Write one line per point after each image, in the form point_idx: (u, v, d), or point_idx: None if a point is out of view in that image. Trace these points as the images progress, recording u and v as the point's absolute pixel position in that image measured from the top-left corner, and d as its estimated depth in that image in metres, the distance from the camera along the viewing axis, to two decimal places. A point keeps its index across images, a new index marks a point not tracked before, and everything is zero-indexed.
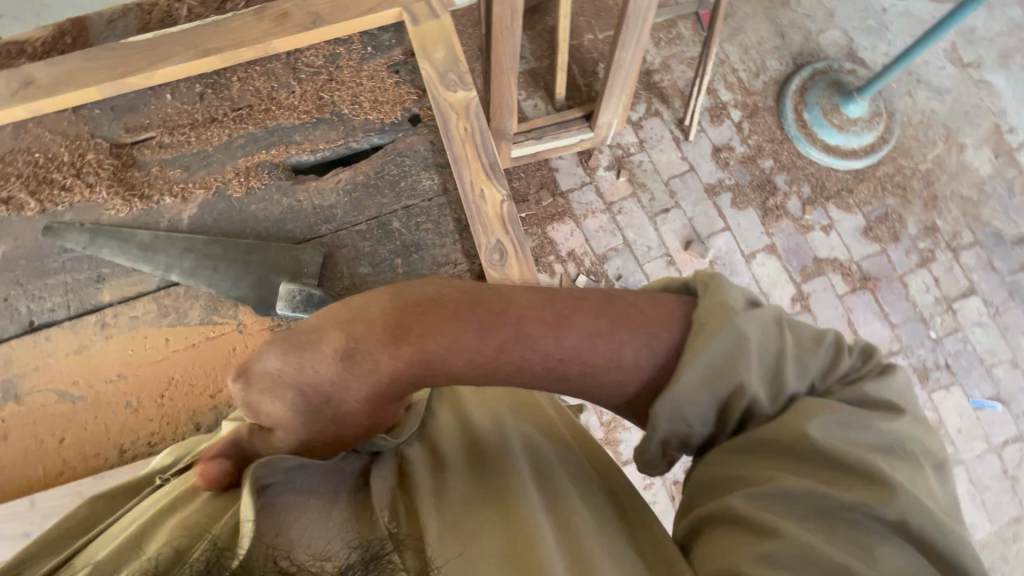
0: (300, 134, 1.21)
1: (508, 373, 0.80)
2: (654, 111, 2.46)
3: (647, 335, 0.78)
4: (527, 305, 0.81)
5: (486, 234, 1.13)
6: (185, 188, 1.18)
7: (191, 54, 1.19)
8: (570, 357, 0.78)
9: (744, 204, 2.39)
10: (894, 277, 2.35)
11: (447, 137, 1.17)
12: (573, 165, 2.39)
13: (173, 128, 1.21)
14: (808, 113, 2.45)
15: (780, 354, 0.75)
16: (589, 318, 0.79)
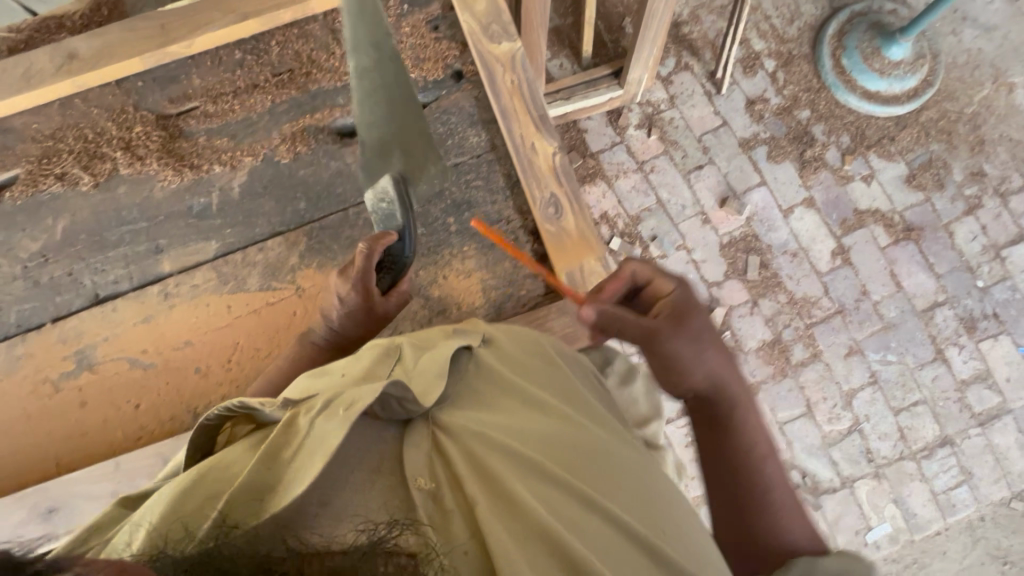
0: (344, 97, 1.20)
1: (722, 467, 0.98)
2: (683, 65, 2.39)
3: (798, 523, 0.94)
4: (773, 478, 0.97)
5: (540, 188, 1.10)
6: (233, 155, 1.18)
7: (229, 19, 1.18)
8: (758, 491, 0.96)
9: (780, 157, 2.32)
10: (939, 226, 2.28)
11: (494, 92, 1.14)
12: (602, 125, 2.34)
13: (216, 96, 1.20)
14: (847, 59, 2.35)
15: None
16: (785, 497, 0.96)
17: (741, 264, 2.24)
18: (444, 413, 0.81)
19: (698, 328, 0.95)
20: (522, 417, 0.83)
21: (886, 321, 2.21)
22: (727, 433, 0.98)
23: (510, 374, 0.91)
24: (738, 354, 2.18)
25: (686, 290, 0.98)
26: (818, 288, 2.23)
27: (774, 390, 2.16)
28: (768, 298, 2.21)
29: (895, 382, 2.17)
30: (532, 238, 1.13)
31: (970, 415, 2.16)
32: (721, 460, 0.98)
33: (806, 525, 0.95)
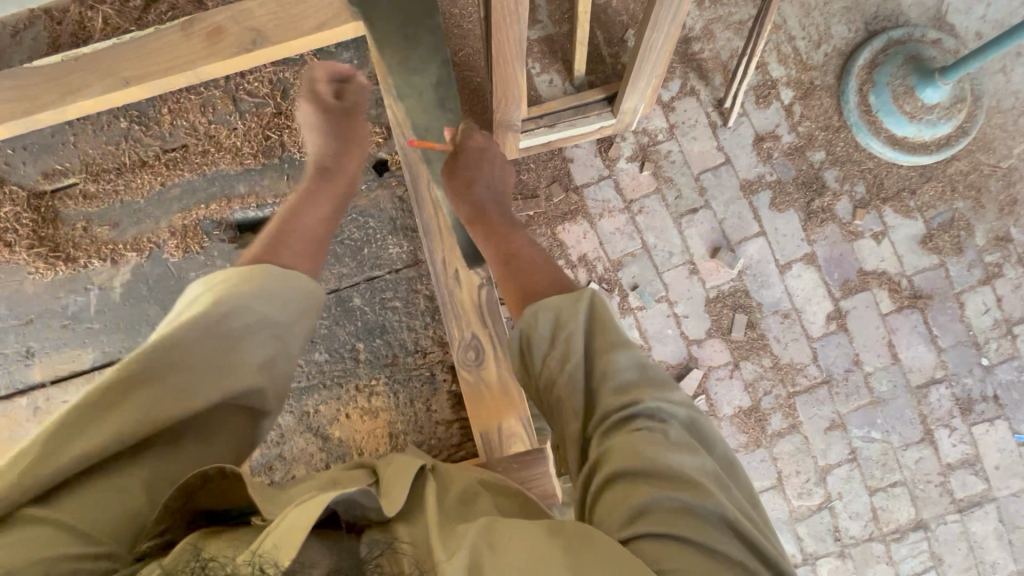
0: (243, 186, 1.55)
1: (507, 259, 1.22)
2: (689, 89, 2.12)
3: (559, 279, 1.11)
4: (537, 262, 1.19)
5: (464, 332, 1.41)
6: (106, 250, 1.53)
7: (110, 82, 1.37)
8: (526, 266, 1.19)
9: (784, 205, 2.09)
10: (950, 295, 2.08)
11: (432, 255, 1.44)
12: (591, 154, 2.11)
13: (94, 175, 1.54)
14: (874, 95, 2.08)
15: (574, 317, 0.94)
16: (550, 266, 1.16)
17: (726, 322, 2.06)
18: (405, 527, 0.82)
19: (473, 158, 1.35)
20: (473, 516, 0.88)
21: (875, 395, 2.05)
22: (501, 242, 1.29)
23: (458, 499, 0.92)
24: (711, 419, 2.04)
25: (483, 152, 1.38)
26: (806, 354, 2.06)
27: (744, 459, 2.04)
28: (750, 361, 2.05)
29: (875, 460, 2.04)
30: (448, 374, 1.47)
31: (950, 500, 2.03)
32: (499, 252, 1.24)
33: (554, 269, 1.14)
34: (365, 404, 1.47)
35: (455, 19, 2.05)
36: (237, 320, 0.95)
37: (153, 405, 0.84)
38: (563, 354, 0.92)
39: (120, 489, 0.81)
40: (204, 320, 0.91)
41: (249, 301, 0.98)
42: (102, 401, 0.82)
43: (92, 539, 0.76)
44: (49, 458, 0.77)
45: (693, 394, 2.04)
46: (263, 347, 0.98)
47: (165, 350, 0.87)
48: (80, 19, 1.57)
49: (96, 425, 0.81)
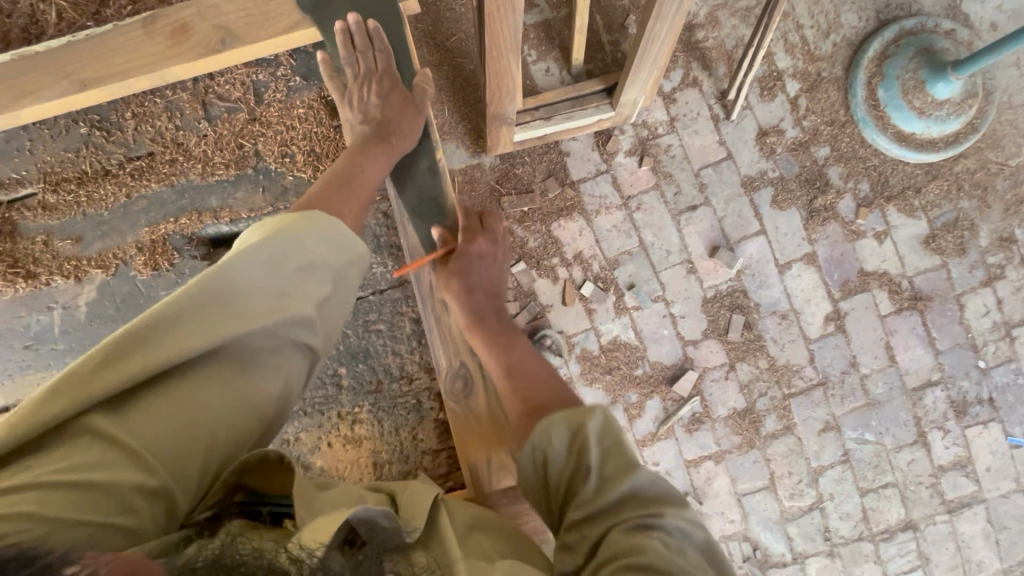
0: (214, 199, 1.61)
1: (511, 363, 1.30)
2: (691, 79, 2.03)
3: (560, 386, 1.21)
4: (537, 369, 1.28)
5: (453, 358, 1.45)
6: (75, 267, 1.59)
7: (66, 84, 1.39)
8: (529, 371, 1.27)
9: (786, 203, 2.03)
10: (950, 297, 2.04)
11: (419, 288, 1.51)
12: (588, 148, 2.03)
13: (56, 184, 1.60)
14: (883, 89, 2.00)
15: (587, 421, 1.04)
16: (550, 374, 1.25)
17: (723, 322, 2.02)
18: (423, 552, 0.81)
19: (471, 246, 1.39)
20: (480, 551, 0.87)
21: (870, 398, 2.03)
22: (500, 337, 1.35)
23: (475, 535, 0.92)
24: (705, 421, 2.02)
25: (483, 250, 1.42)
26: (803, 356, 2.03)
27: (737, 461, 2.02)
28: (746, 362, 2.02)
29: (868, 462, 2.03)
30: (435, 402, 1.53)
31: (940, 502, 2.04)
32: (505, 362, 1.30)
33: (553, 376, 1.24)
34: (347, 432, 1.52)
35: (447, 2, 1.95)
36: (282, 265, 0.97)
37: (201, 333, 0.85)
38: (578, 465, 1.01)
39: (178, 426, 0.82)
40: (251, 261, 0.93)
41: (292, 247, 0.99)
42: (157, 325, 0.82)
43: (151, 472, 0.77)
44: (102, 380, 0.77)
45: (688, 396, 2.01)
46: (307, 293, 0.98)
47: (210, 289, 0.88)
48: (31, 12, 1.46)
49: (145, 356, 0.80)
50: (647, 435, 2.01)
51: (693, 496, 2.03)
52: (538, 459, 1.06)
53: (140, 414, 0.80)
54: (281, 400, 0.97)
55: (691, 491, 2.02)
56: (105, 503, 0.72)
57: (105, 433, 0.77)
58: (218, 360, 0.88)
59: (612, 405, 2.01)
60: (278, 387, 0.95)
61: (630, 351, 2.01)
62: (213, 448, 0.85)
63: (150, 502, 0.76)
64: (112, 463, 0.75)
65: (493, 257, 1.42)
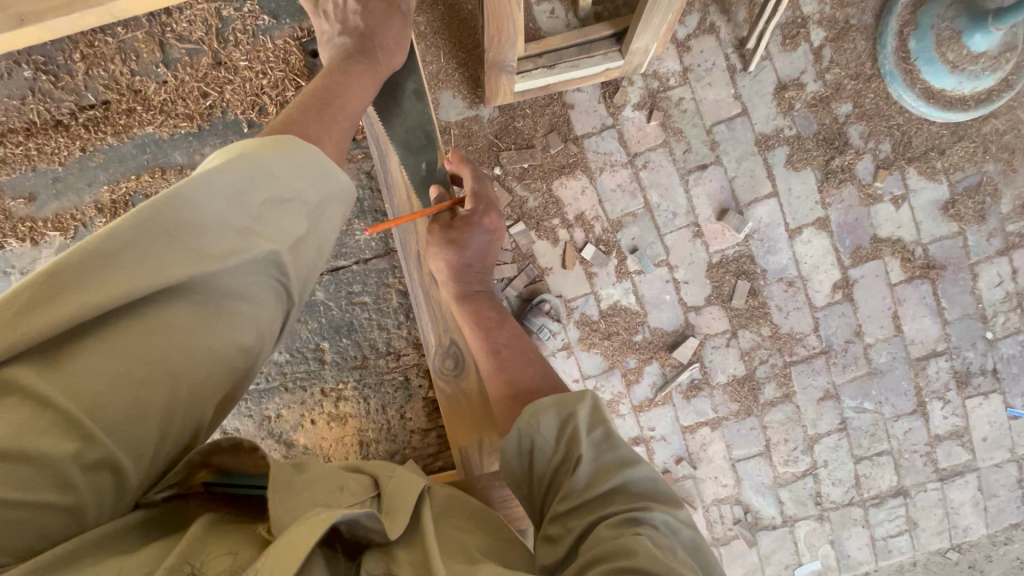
0: (182, 155, 1.51)
1: (496, 347, 1.27)
2: (708, 25, 1.87)
3: (545, 372, 1.21)
4: (519, 350, 1.27)
5: (445, 334, 1.40)
6: (31, 232, 1.51)
7: (2, 19, 1.28)
8: (511, 355, 1.25)
9: (802, 164, 1.92)
10: (964, 266, 1.97)
11: (405, 256, 1.42)
12: (594, 100, 1.90)
13: (3, 138, 1.48)
14: (915, 40, 1.85)
15: (574, 406, 1.05)
16: (533, 360, 1.23)
17: (727, 289, 1.96)
18: (403, 550, 0.83)
19: (466, 226, 1.29)
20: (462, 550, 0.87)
21: (872, 366, 2.00)
22: (492, 320, 1.30)
23: (454, 533, 0.90)
24: (703, 388, 1.99)
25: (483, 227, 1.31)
26: (807, 324, 1.98)
27: (734, 427, 2.01)
28: (749, 330, 1.97)
29: (864, 431, 2.02)
30: (422, 378, 1.50)
31: (933, 469, 2.05)
32: (489, 345, 1.28)
33: (538, 365, 1.23)
34: (331, 409, 1.49)
35: None
36: (249, 198, 0.81)
37: (155, 270, 0.72)
38: (566, 456, 1.01)
39: (124, 384, 0.71)
40: (208, 188, 0.77)
41: (260, 175, 0.82)
42: (89, 262, 0.68)
43: (89, 442, 0.68)
44: (30, 321, 0.65)
45: (688, 362, 1.97)
46: (277, 233, 0.83)
47: (157, 219, 0.73)
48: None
49: (80, 297, 0.67)
50: (644, 401, 1.99)
51: (688, 461, 2.03)
52: (526, 447, 1.06)
53: (81, 364, 0.69)
54: (252, 352, 0.86)
55: (685, 456, 2.02)
56: (40, 479, 0.64)
57: (32, 391, 0.66)
58: (172, 304, 0.75)
59: (609, 370, 1.97)
60: (249, 337, 0.84)
61: (630, 316, 1.96)
62: (168, 409, 0.75)
63: (90, 476, 0.69)
64: (45, 428, 0.65)
65: (492, 239, 1.33)
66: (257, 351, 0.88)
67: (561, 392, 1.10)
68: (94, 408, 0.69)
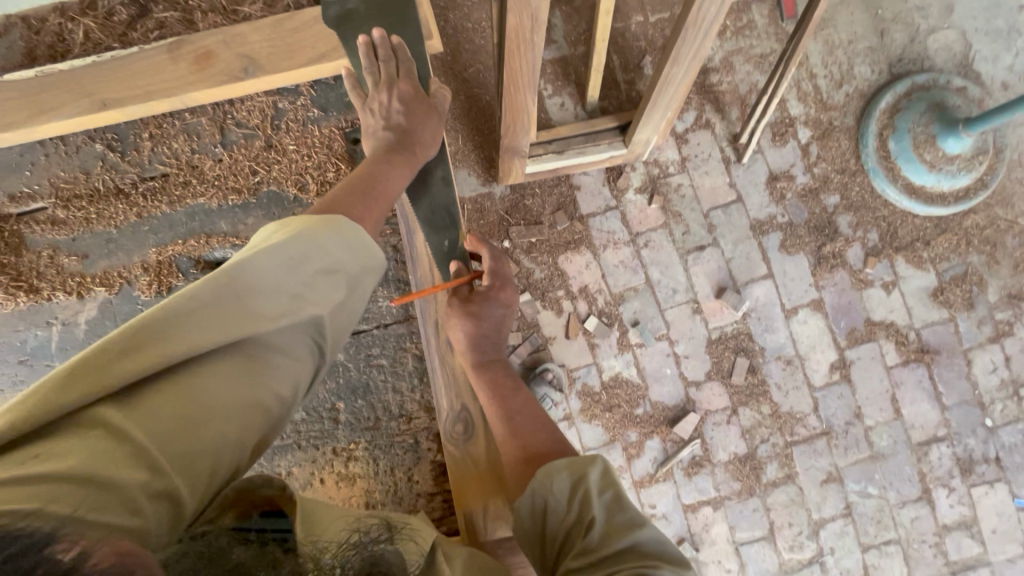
0: (229, 222, 1.52)
1: (511, 414, 1.29)
2: (704, 121, 2.05)
3: (556, 440, 1.23)
4: (533, 418, 1.29)
5: (456, 401, 1.43)
6: (78, 286, 1.51)
7: (87, 103, 1.37)
8: (525, 423, 1.27)
9: (795, 248, 2.03)
10: (958, 352, 2.02)
11: (423, 321, 1.47)
12: (599, 183, 2.04)
13: (63, 203, 1.51)
14: (895, 141, 2.01)
15: (586, 467, 1.07)
16: (546, 429, 1.25)
17: (727, 365, 2.00)
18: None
19: (485, 298, 1.35)
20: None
21: (874, 450, 1.99)
22: (507, 389, 1.34)
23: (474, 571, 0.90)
24: (704, 465, 1.97)
25: (501, 300, 1.36)
26: (806, 404, 2.00)
27: (737, 508, 1.97)
28: (749, 408, 1.99)
29: (871, 517, 1.98)
30: (431, 442, 1.50)
31: (944, 563, 1.98)
32: (503, 412, 1.30)
33: (551, 434, 1.24)
34: (341, 469, 1.49)
35: (468, 34, 1.99)
36: (306, 264, 0.83)
37: (221, 325, 0.74)
38: (579, 515, 1.02)
39: (181, 428, 0.70)
40: (272, 256, 0.80)
41: (315, 246, 0.85)
42: (168, 318, 0.71)
43: (157, 472, 0.66)
44: (106, 370, 0.67)
45: (689, 438, 1.97)
46: (326, 297, 0.85)
47: (225, 284, 0.76)
48: (59, 31, 1.47)
49: (151, 353, 0.69)
50: (645, 477, 1.97)
51: (690, 543, 1.97)
52: (540, 507, 1.08)
53: (146, 407, 0.68)
54: (289, 405, 0.84)
55: (687, 537, 1.96)
56: (112, 501, 0.61)
57: (111, 427, 0.65)
58: (228, 357, 0.76)
59: (610, 443, 1.97)
60: (289, 390, 0.83)
61: (632, 389, 1.98)
62: (221, 451, 0.73)
63: (155, 505, 0.65)
64: (115, 457, 0.63)
65: (510, 312, 1.38)
66: (292, 406, 0.86)
67: (574, 455, 1.13)
68: (156, 444, 0.67)
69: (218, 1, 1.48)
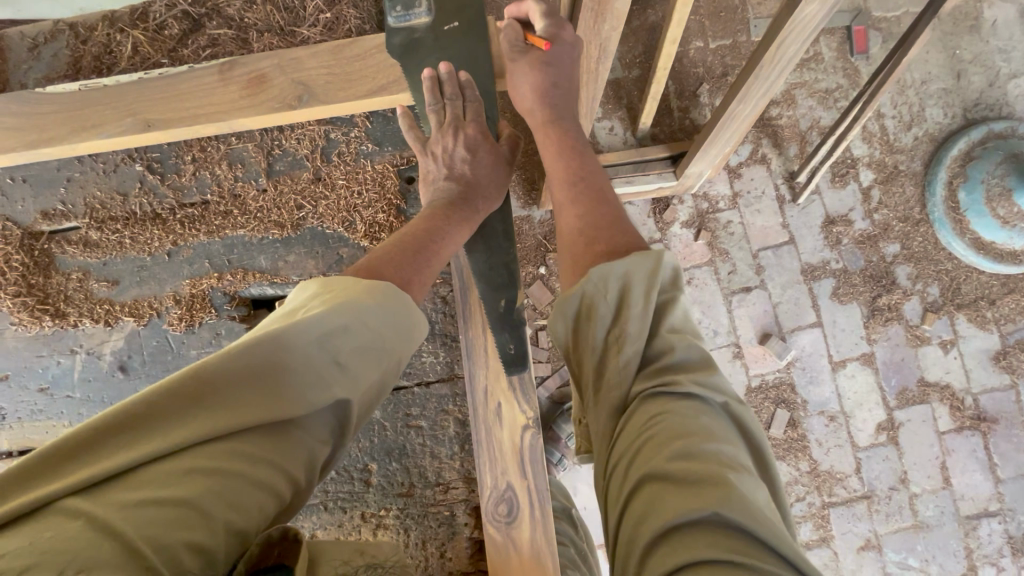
0: (269, 258, 1.45)
1: (574, 168, 1.09)
2: (760, 156, 1.94)
3: (614, 214, 0.98)
4: (591, 183, 1.05)
5: (500, 477, 1.32)
6: (107, 313, 1.45)
7: (131, 122, 1.29)
8: (585, 183, 1.05)
9: (848, 297, 1.91)
10: (1017, 421, 1.89)
11: (471, 389, 1.36)
12: (644, 214, 1.95)
13: (97, 224, 1.46)
14: (965, 191, 1.88)
15: (635, 268, 0.76)
16: (598, 197, 1.02)
17: (766, 416, 1.89)
18: None
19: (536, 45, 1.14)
20: None
21: (918, 519, 1.86)
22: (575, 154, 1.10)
23: None
24: None
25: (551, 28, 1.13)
26: (849, 464, 1.88)
27: None
28: (787, 463, 1.88)
29: None
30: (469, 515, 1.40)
31: None
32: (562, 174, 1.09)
33: (603, 201, 1.02)
34: (368, 536, 1.40)
35: None
36: (348, 335, 0.71)
37: (248, 399, 0.61)
38: (620, 314, 0.75)
39: (182, 518, 0.53)
40: (312, 323, 0.69)
41: (355, 317, 0.73)
42: (191, 390, 0.58)
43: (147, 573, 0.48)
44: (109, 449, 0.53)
45: None
46: (362, 373, 0.72)
47: (259, 350, 0.63)
48: (106, 42, 1.43)
49: (161, 431, 0.56)
50: None
51: None
52: (582, 313, 0.78)
53: (144, 491, 0.52)
54: (302, 489, 0.67)
55: None
56: None
57: (97, 515, 0.50)
58: (248, 436, 0.60)
59: None
60: (307, 473, 0.66)
61: None
62: (222, 545, 0.55)
63: None
64: (91, 555, 0.47)
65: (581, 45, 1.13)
66: (304, 491, 0.68)
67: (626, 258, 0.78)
68: (149, 539, 0.50)
69: (275, 20, 1.43)
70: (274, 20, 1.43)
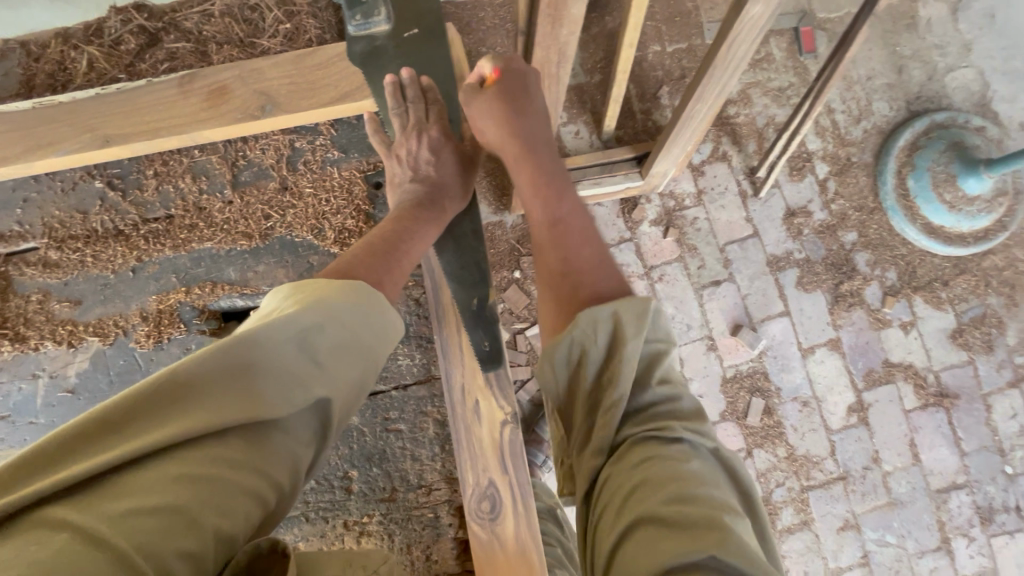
0: (236, 270, 1.43)
1: (555, 208, 1.08)
2: (720, 153, 2.01)
3: (602, 258, 0.99)
4: (577, 224, 1.06)
5: (481, 475, 1.32)
6: (70, 334, 1.40)
7: (88, 138, 1.27)
8: (568, 225, 1.05)
9: (812, 285, 1.98)
10: (977, 396, 1.97)
11: (448, 389, 1.36)
12: (613, 214, 1.99)
13: (57, 244, 1.42)
14: (914, 179, 1.98)
15: (627, 315, 0.79)
16: (581, 240, 1.03)
17: (742, 405, 1.94)
18: None
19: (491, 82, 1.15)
20: None
21: (892, 497, 1.93)
22: (556, 191, 1.10)
23: None
24: None
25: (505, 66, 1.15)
26: (823, 447, 1.94)
27: None
28: (764, 450, 1.92)
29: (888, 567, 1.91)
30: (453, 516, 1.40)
31: None
32: (544, 218, 1.08)
33: (589, 243, 1.03)
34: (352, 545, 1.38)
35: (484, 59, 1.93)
36: (324, 337, 0.71)
37: (228, 402, 0.60)
38: (611, 357, 0.78)
39: (169, 524, 0.52)
40: (288, 326, 0.68)
41: (330, 317, 0.73)
42: (167, 394, 0.57)
43: None
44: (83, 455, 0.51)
45: None
46: (341, 373, 0.72)
47: (235, 355, 0.62)
48: (60, 59, 1.41)
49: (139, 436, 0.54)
50: None
51: None
52: (574, 357, 0.80)
53: (128, 499, 0.51)
54: (286, 493, 0.66)
55: None
56: None
57: (82, 523, 0.48)
58: (228, 438, 0.60)
59: None
60: (291, 476, 0.66)
61: None
62: (210, 550, 0.55)
63: None
64: (79, 566, 0.45)
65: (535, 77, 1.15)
66: (288, 495, 0.67)
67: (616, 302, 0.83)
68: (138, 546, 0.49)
69: (235, 33, 1.43)
70: (233, 32, 1.43)
